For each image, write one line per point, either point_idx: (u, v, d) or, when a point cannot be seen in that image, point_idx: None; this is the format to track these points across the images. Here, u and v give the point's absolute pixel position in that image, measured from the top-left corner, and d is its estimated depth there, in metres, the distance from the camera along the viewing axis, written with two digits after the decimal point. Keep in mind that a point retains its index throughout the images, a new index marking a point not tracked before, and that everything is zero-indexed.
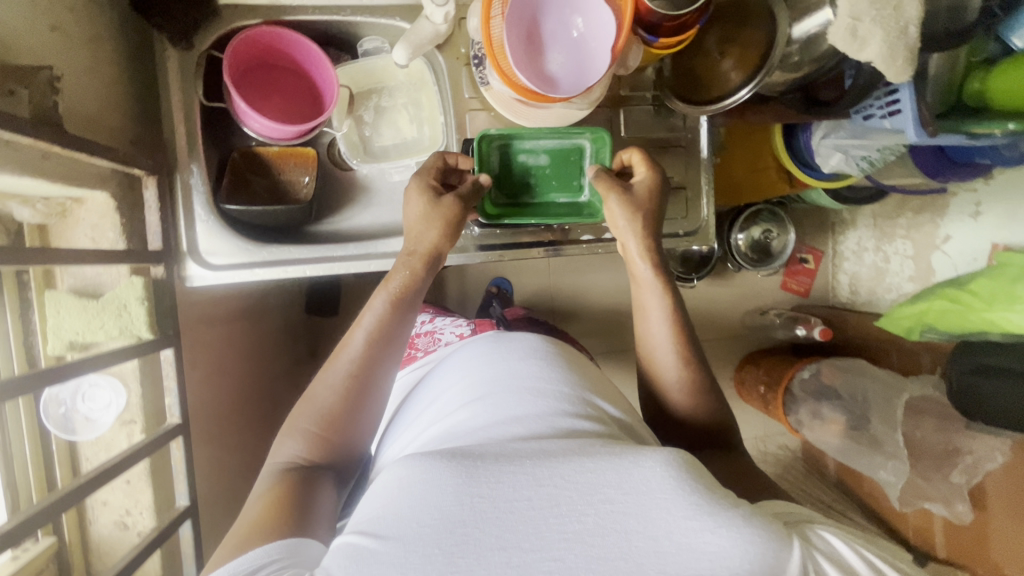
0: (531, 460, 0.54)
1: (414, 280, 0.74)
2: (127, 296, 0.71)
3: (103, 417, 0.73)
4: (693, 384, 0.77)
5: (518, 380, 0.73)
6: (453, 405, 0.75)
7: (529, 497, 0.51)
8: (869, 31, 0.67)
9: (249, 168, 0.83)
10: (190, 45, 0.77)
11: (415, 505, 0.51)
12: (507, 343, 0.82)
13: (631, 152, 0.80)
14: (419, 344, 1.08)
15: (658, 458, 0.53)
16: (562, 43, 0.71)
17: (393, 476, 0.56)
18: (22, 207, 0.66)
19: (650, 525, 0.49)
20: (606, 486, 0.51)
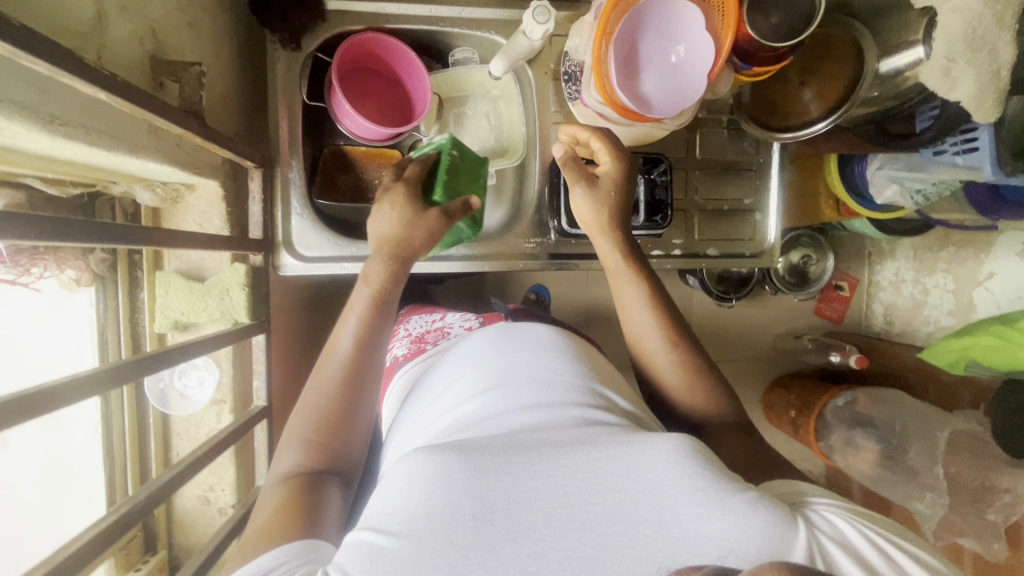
0: (539, 452, 0.52)
1: (391, 275, 0.67)
2: (229, 282, 0.74)
3: (196, 396, 0.76)
4: (690, 372, 0.71)
5: (529, 367, 0.64)
6: (457, 380, 0.67)
7: (540, 488, 0.50)
8: (962, 72, 0.68)
9: (336, 165, 0.87)
10: (298, 46, 0.81)
11: (428, 502, 0.48)
12: (517, 328, 0.70)
13: (593, 136, 0.74)
14: (427, 338, 0.91)
15: (666, 442, 0.53)
16: (661, 67, 0.74)
17: (398, 472, 0.52)
18: (145, 191, 0.70)
19: (658, 513, 0.49)
20: (613, 476, 0.51)
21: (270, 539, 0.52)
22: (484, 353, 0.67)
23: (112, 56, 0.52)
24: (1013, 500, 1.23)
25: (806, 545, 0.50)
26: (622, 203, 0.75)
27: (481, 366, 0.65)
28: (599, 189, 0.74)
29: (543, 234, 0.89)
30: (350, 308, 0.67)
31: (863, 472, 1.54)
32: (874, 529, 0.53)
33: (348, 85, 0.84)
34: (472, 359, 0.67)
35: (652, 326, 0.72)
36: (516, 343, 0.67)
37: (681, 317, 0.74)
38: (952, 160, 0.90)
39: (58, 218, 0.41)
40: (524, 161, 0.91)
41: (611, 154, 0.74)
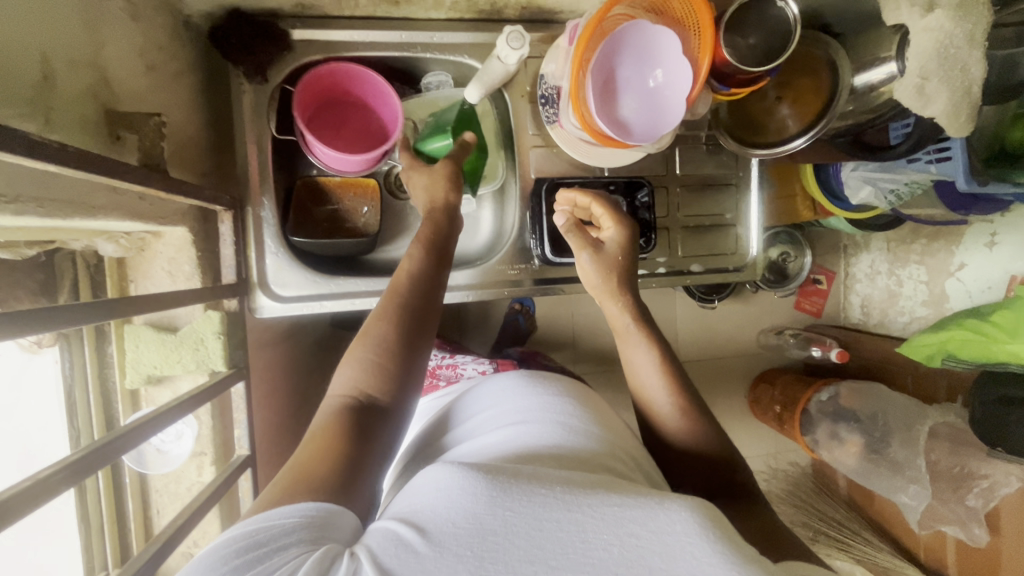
0: (562, 486, 0.45)
1: (442, 229, 0.72)
2: (204, 331, 0.71)
3: (174, 450, 0.73)
4: (685, 409, 0.70)
5: (548, 424, 0.61)
6: (486, 434, 0.65)
7: (559, 517, 0.42)
8: (936, 90, 0.69)
9: (310, 198, 0.84)
10: (264, 79, 0.78)
11: (453, 507, 0.43)
12: (533, 385, 0.69)
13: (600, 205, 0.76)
14: (440, 376, 1.05)
15: (689, 499, 0.45)
16: (638, 91, 0.73)
17: (428, 479, 0.48)
18: (107, 242, 0.66)
19: (674, 565, 0.40)
20: (633, 521, 0.42)
21: (301, 493, 0.49)
22: (514, 404, 0.66)
23: (63, 115, 0.48)
24: (992, 486, 1.28)
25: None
26: (629, 265, 0.75)
27: (513, 415, 0.64)
28: (604, 255, 0.74)
29: (527, 259, 0.88)
30: (404, 265, 0.67)
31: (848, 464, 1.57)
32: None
33: (316, 120, 0.83)
34: (502, 411, 0.67)
35: (662, 392, 0.70)
36: (546, 393, 0.67)
37: (686, 376, 0.72)
38: (926, 168, 0.91)
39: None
40: (503, 185, 0.91)
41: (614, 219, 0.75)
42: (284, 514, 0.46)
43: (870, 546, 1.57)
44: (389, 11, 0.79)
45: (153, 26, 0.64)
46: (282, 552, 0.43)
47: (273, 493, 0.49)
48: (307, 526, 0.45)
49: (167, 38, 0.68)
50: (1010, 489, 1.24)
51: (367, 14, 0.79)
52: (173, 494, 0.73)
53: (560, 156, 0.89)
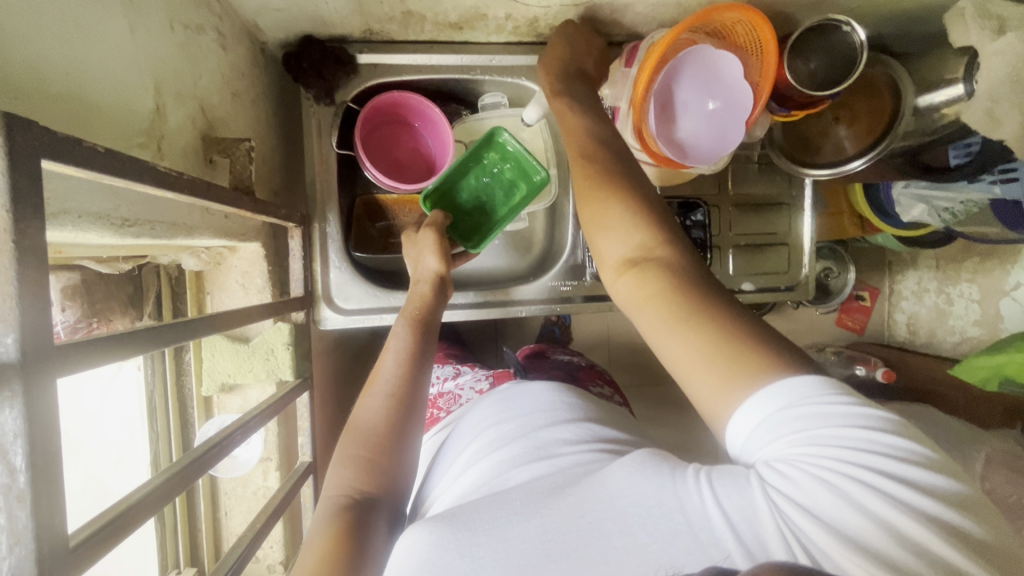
0: (521, 501, 0.50)
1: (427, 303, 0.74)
2: (274, 342, 0.74)
3: (244, 454, 0.76)
4: (639, 232, 0.58)
5: (522, 426, 0.63)
6: (469, 457, 0.66)
7: (522, 533, 0.47)
8: (1007, 113, 0.68)
9: (369, 216, 0.88)
10: (331, 101, 0.82)
11: (425, 568, 0.47)
12: (515, 396, 0.70)
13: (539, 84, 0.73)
14: (441, 404, 0.99)
15: (628, 459, 0.50)
16: (699, 114, 0.74)
17: (404, 542, 0.52)
18: (190, 257, 0.71)
19: (624, 519, 0.46)
20: (585, 502, 0.48)
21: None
22: (488, 422, 0.68)
23: (170, 144, 0.52)
24: None
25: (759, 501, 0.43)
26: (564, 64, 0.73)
27: (491, 433, 0.65)
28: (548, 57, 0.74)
29: (577, 275, 0.89)
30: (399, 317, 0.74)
31: None
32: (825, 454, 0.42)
33: (370, 146, 0.89)
34: (479, 429, 0.68)
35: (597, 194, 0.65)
36: (519, 401, 0.68)
37: (620, 164, 0.62)
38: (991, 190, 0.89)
39: (140, 327, 0.39)
40: (555, 202, 0.93)
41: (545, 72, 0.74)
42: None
43: None
44: (451, 36, 0.82)
45: (238, 55, 0.68)
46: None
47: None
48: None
49: (249, 65, 0.72)
50: None
51: (430, 39, 0.83)
52: (239, 497, 0.77)
53: None
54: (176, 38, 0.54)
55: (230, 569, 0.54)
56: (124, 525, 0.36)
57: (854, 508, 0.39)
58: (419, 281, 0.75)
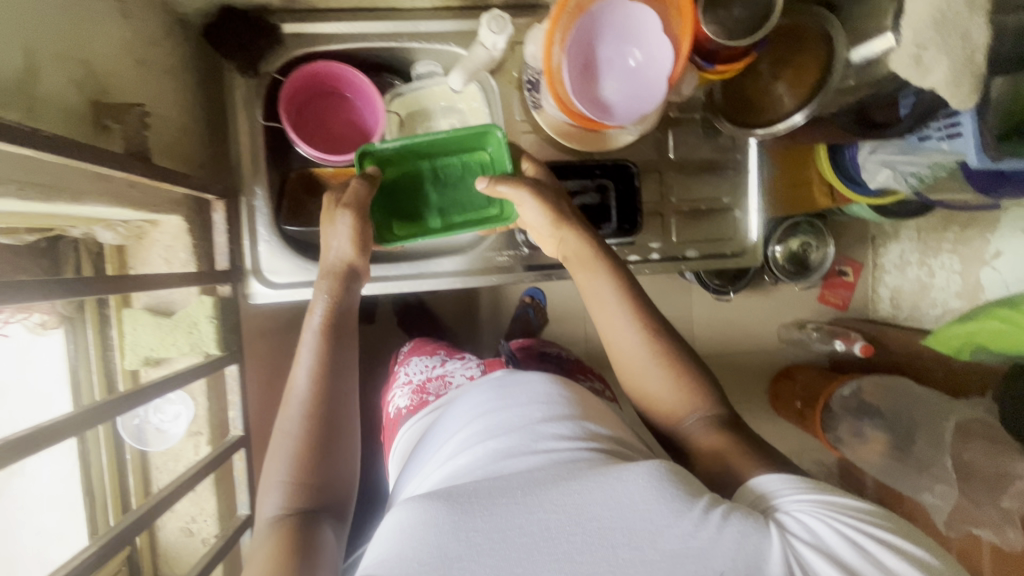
0: (522, 489, 0.51)
1: (342, 299, 0.72)
2: (197, 315, 0.74)
3: (172, 429, 0.77)
4: (670, 360, 0.69)
5: (518, 412, 0.64)
6: (458, 435, 0.68)
7: (521, 524, 0.49)
8: (934, 59, 0.66)
9: (305, 189, 0.86)
10: (256, 73, 0.81)
11: (415, 547, 0.48)
12: (512, 387, 0.69)
13: (496, 185, 0.74)
14: (430, 388, 0.99)
15: (643, 468, 0.52)
16: (619, 72, 0.72)
17: (390, 518, 0.53)
18: (106, 230, 0.71)
19: (636, 536, 0.48)
20: (593, 505, 0.50)
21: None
22: (482, 411, 0.67)
23: (46, 106, 0.52)
24: None
25: (781, 553, 0.49)
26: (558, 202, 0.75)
27: (481, 413, 0.67)
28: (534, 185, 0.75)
29: (513, 246, 0.88)
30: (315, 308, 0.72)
31: (875, 464, 1.51)
32: (843, 521, 0.50)
33: (303, 120, 0.87)
34: (469, 418, 0.68)
35: (636, 338, 0.70)
36: (512, 384, 0.71)
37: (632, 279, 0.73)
38: (938, 146, 0.86)
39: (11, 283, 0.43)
40: None
41: (523, 184, 0.74)
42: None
43: None
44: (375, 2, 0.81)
45: (144, 23, 0.68)
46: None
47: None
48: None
49: (161, 35, 0.71)
50: None
51: (353, 6, 0.81)
52: (170, 471, 0.77)
53: (550, 142, 0.88)
54: (57, 1, 0.53)
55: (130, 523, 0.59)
56: (31, 444, 0.45)
57: (852, 550, 0.49)
58: (327, 273, 0.72)
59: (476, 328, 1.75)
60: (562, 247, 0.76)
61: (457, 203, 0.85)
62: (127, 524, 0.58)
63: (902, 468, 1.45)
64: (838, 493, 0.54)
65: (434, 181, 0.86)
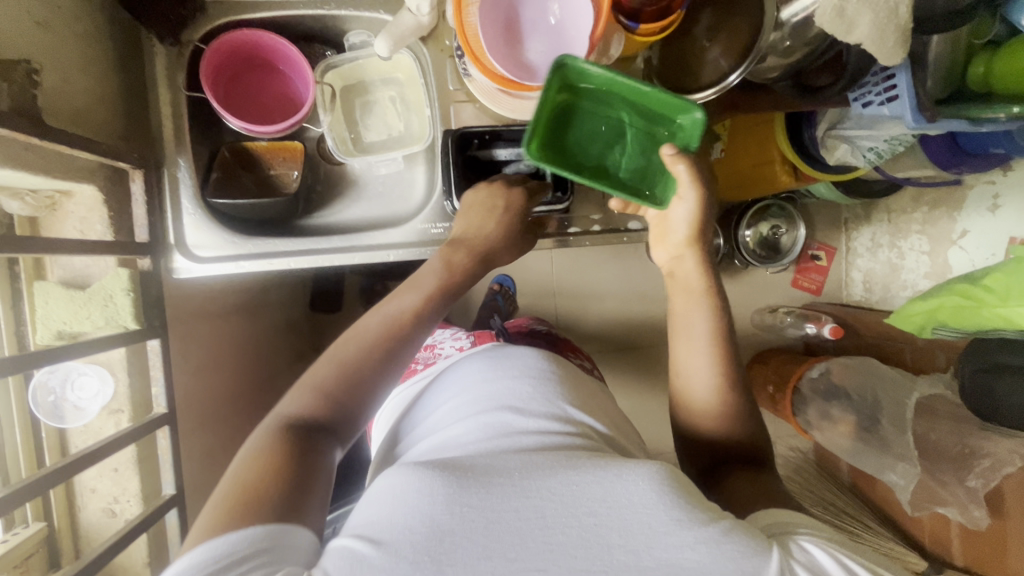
0: (520, 473, 0.55)
1: (448, 279, 0.79)
2: (113, 287, 0.72)
3: (91, 405, 0.74)
4: (728, 396, 0.75)
5: (513, 401, 0.71)
6: (448, 416, 0.75)
7: (517, 507, 0.52)
8: (857, 12, 0.64)
9: (240, 164, 0.84)
10: (176, 42, 0.79)
11: (409, 516, 0.52)
12: (506, 359, 0.80)
13: (677, 160, 0.70)
14: (419, 359, 1.04)
15: (643, 473, 0.55)
16: (541, 32, 0.71)
17: (385, 486, 0.57)
18: (12, 199, 0.69)
19: (631, 539, 0.50)
20: (590, 500, 0.52)
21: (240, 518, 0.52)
22: (479, 389, 0.75)
23: None
24: (993, 465, 1.20)
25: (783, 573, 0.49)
26: (709, 216, 0.77)
27: (476, 400, 0.73)
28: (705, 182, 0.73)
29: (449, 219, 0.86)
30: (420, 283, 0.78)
31: (842, 445, 1.50)
32: (850, 557, 0.53)
33: (232, 91, 0.85)
34: (469, 398, 0.74)
35: (707, 364, 0.75)
36: (505, 371, 0.77)
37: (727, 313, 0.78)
38: (880, 109, 0.85)
39: None
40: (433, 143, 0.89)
41: (697, 176, 0.72)
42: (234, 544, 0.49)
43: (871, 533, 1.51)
44: None
45: None
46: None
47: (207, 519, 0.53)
48: (250, 553, 0.49)
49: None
50: (1014, 467, 1.16)
51: None
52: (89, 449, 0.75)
53: (485, 112, 0.86)
54: None
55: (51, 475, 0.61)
56: None
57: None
58: (459, 257, 0.80)
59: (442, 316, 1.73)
60: (673, 261, 0.80)
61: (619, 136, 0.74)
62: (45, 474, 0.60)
63: (868, 449, 1.44)
64: (848, 545, 0.56)
65: (589, 100, 0.72)
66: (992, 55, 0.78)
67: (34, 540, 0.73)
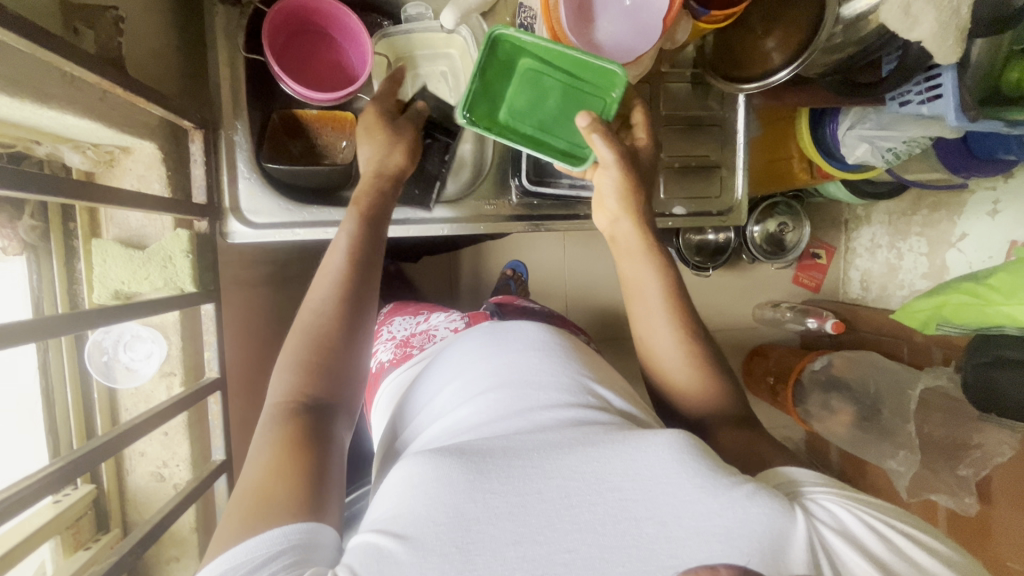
0: (538, 453, 0.53)
1: (381, 198, 0.75)
2: (172, 248, 0.72)
3: (142, 368, 0.76)
4: (695, 369, 0.71)
5: (516, 368, 0.66)
6: (450, 395, 0.70)
7: (540, 490, 0.50)
8: (921, 10, 0.67)
9: (288, 132, 0.82)
10: (237, 1, 0.78)
11: (430, 506, 0.49)
12: (504, 335, 0.74)
13: (592, 131, 0.70)
14: (414, 342, 0.97)
15: (662, 440, 0.53)
16: (612, 12, 0.72)
17: (398, 477, 0.53)
18: (73, 152, 0.68)
19: (659, 511, 0.49)
20: (613, 475, 0.51)
21: (265, 519, 0.49)
22: (479, 357, 0.71)
23: None
24: (984, 455, 1.26)
25: (807, 535, 0.50)
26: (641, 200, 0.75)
27: (479, 370, 0.68)
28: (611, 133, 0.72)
29: (507, 195, 0.89)
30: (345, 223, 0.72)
31: (841, 434, 1.56)
32: (870, 512, 0.53)
33: (285, 56, 0.82)
34: (469, 366, 0.70)
35: (669, 334, 0.72)
36: (505, 347, 0.71)
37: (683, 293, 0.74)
38: (918, 109, 0.89)
39: None
40: (485, 123, 0.90)
41: (615, 147, 0.71)
42: (251, 550, 0.46)
43: None
44: None
45: None
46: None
47: (227, 526, 0.50)
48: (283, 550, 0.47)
49: None
50: (1004, 457, 1.22)
51: None
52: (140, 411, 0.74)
53: None
54: None
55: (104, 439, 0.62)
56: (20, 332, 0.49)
57: (868, 532, 0.52)
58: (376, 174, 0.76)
59: (452, 297, 1.72)
60: (612, 226, 0.77)
61: (571, 109, 0.75)
62: (92, 448, 0.60)
63: (868, 438, 1.51)
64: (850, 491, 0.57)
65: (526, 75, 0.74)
66: None
67: (84, 501, 0.80)
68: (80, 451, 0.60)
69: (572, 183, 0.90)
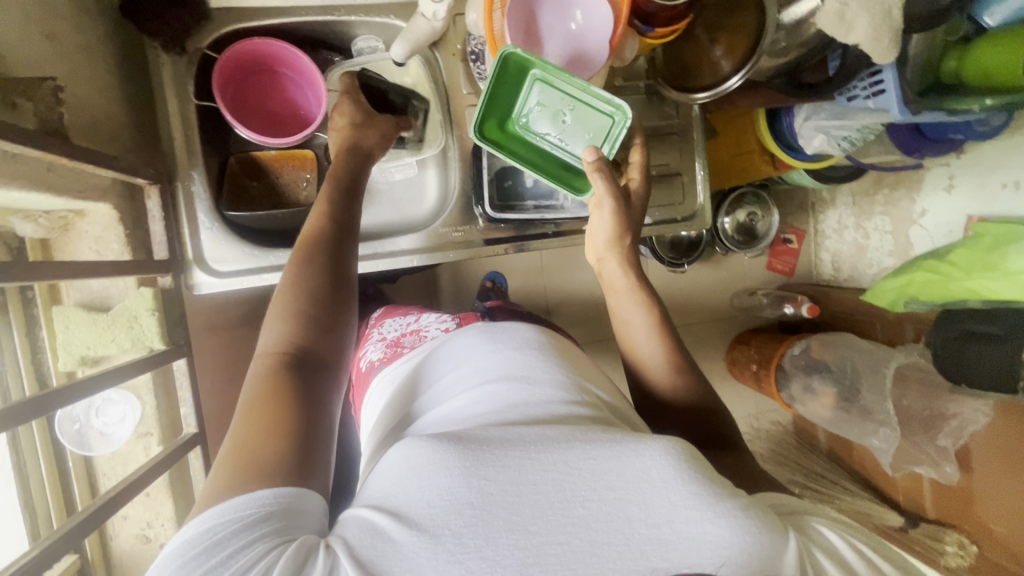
0: (536, 445, 0.52)
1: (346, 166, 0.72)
2: (137, 308, 0.73)
3: (118, 432, 0.81)
4: (685, 391, 0.72)
5: (513, 367, 0.66)
6: (448, 389, 0.69)
7: (535, 481, 0.50)
8: (855, 15, 0.70)
9: (246, 173, 0.82)
10: (183, 50, 0.77)
11: (429, 489, 0.49)
12: (499, 332, 0.73)
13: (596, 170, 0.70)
14: (405, 342, 0.95)
15: (659, 450, 0.53)
16: (561, 36, 0.73)
17: (397, 459, 0.53)
18: (24, 221, 0.67)
19: (652, 513, 0.49)
20: (609, 474, 0.51)
21: (249, 479, 0.48)
22: (475, 355, 0.70)
23: None
24: (960, 425, 1.30)
25: (799, 553, 0.51)
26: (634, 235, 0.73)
27: (474, 369, 0.68)
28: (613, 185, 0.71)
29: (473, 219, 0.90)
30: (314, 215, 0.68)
31: (822, 415, 1.60)
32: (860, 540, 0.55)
33: (239, 101, 0.81)
34: (463, 365, 0.70)
35: (660, 358, 0.72)
36: (501, 344, 0.70)
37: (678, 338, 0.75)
38: (863, 103, 0.93)
39: None
40: (445, 148, 0.91)
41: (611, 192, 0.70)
42: (239, 506, 0.47)
43: (849, 494, 1.63)
44: None
45: None
46: (246, 550, 0.45)
47: (213, 479, 0.49)
48: (257, 513, 0.47)
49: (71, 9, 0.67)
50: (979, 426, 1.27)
51: None
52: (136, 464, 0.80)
53: None
54: None
55: (82, 520, 0.61)
56: None
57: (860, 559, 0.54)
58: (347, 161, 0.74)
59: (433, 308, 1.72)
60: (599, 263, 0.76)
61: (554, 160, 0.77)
62: (71, 528, 0.59)
63: (849, 418, 1.55)
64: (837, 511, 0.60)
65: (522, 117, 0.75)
66: (964, 50, 0.84)
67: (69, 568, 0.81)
68: (56, 532, 0.58)
69: (536, 205, 0.92)
